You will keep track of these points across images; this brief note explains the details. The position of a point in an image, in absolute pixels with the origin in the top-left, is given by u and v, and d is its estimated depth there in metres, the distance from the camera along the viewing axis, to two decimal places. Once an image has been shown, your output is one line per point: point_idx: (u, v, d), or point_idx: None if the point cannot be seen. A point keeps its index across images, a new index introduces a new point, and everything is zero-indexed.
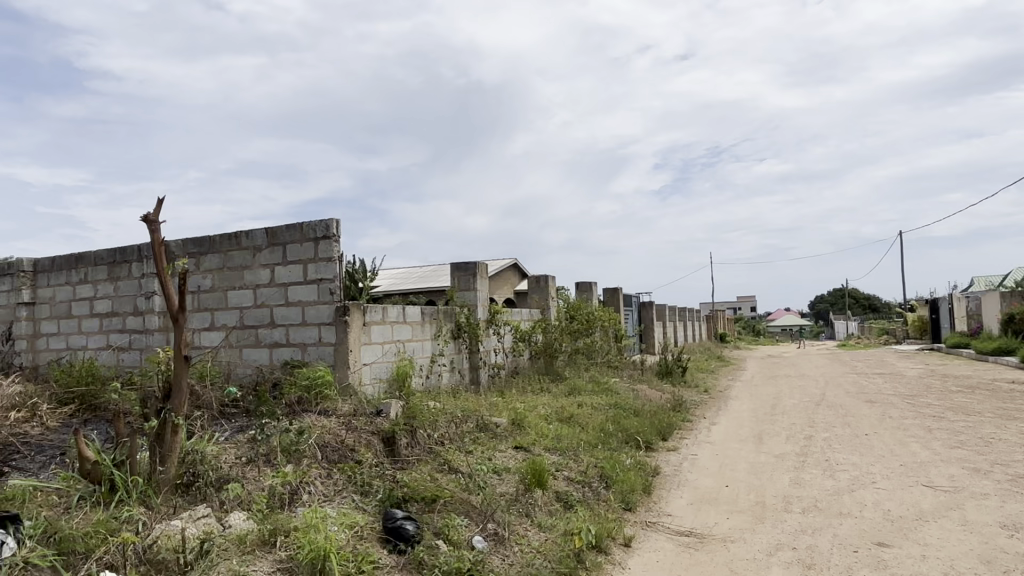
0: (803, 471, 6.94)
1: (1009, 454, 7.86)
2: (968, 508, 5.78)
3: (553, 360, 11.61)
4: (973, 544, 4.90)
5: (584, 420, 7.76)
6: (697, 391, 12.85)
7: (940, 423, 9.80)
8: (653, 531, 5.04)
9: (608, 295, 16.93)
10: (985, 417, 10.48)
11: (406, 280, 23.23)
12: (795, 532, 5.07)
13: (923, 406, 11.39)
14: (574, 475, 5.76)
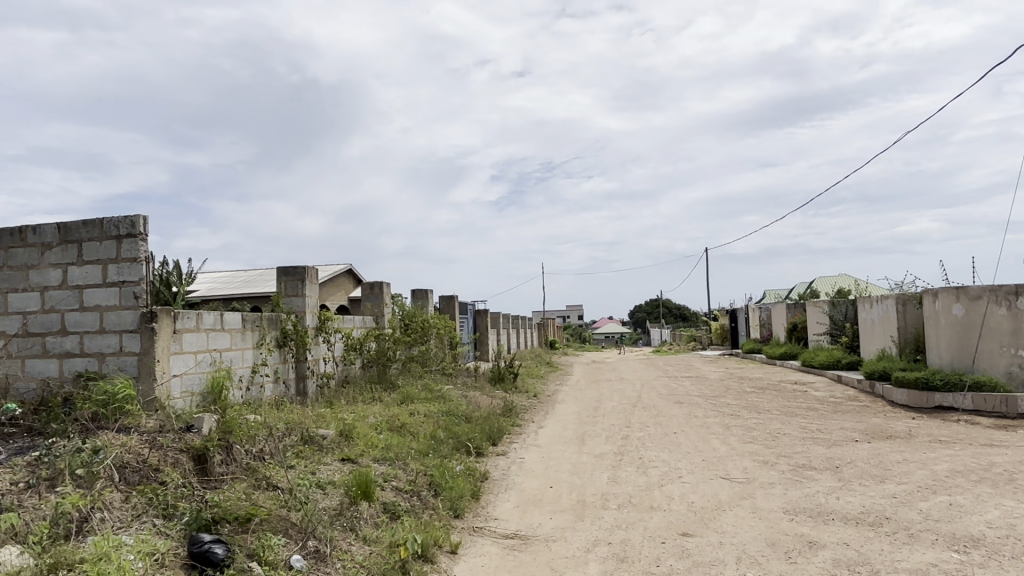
0: (619, 469, 7.38)
1: (791, 447, 8.94)
2: (757, 496, 6.48)
3: (386, 368, 11.42)
4: (761, 529, 5.49)
5: (415, 429, 7.71)
6: (526, 396, 13.27)
7: (737, 421, 10.91)
8: (480, 536, 5.11)
9: (443, 303, 16.98)
10: (772, 414, 11.84)
11: (229, 284, 21.75)
12: (611, 528, 5.37)
13: (724, 406, 12.63)
14: (402, 485, 5.67)
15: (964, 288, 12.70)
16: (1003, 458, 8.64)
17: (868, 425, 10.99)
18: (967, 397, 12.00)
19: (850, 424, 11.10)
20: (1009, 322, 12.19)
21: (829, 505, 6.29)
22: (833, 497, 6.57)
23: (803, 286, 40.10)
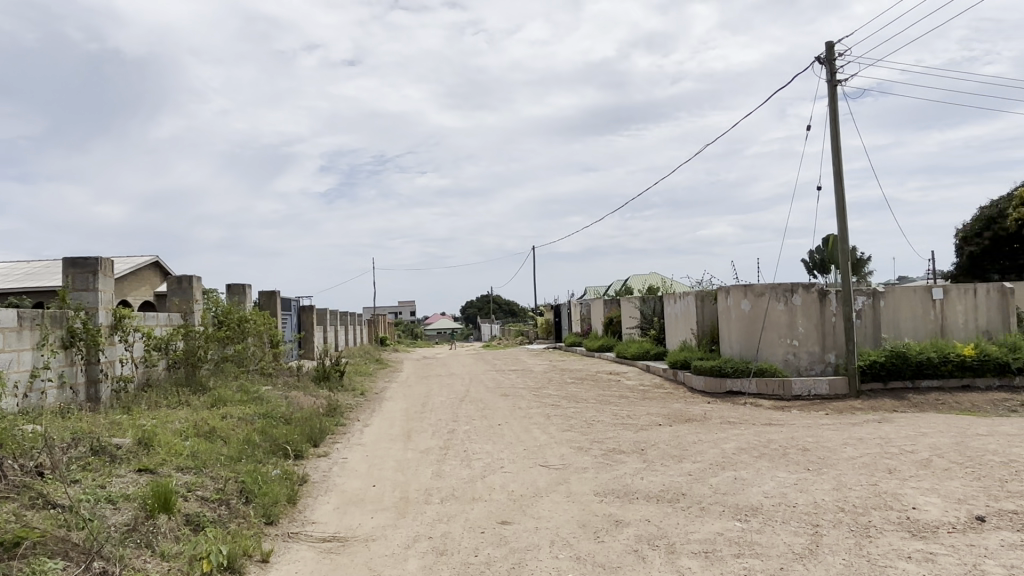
0: (443, 463, 7.45)
1: (604, 433, 9.56)
2: (572, 481, 6.85)
3: (195, 369, 10.58)
4: (573, 513, 5.81)
5: (227, 434, 7.23)
6: (352, 395, 12.96)
7: (557, 411, 11.46)
8: (294, 542, 4.91)
9: (263, 299, 16.09)
10: (589, 403, 12.57)
11: (5, 277, 18.99)
12: (432, 522, 5.41)
13: (546, 397, 13.20)
14: (209, 494, 5.30)
15: (751, 286, 14.19)
16: (779, 435, 9.89)
17: (671, 410, 12.03)
18: (753, 381, 13.70)
19: (656, 409, 12.09)
20: (786, 316, 13.99)
21: (634, 485, 6.82)
22: (638, 478, 7.12)
23: (619, 283, 43.01)
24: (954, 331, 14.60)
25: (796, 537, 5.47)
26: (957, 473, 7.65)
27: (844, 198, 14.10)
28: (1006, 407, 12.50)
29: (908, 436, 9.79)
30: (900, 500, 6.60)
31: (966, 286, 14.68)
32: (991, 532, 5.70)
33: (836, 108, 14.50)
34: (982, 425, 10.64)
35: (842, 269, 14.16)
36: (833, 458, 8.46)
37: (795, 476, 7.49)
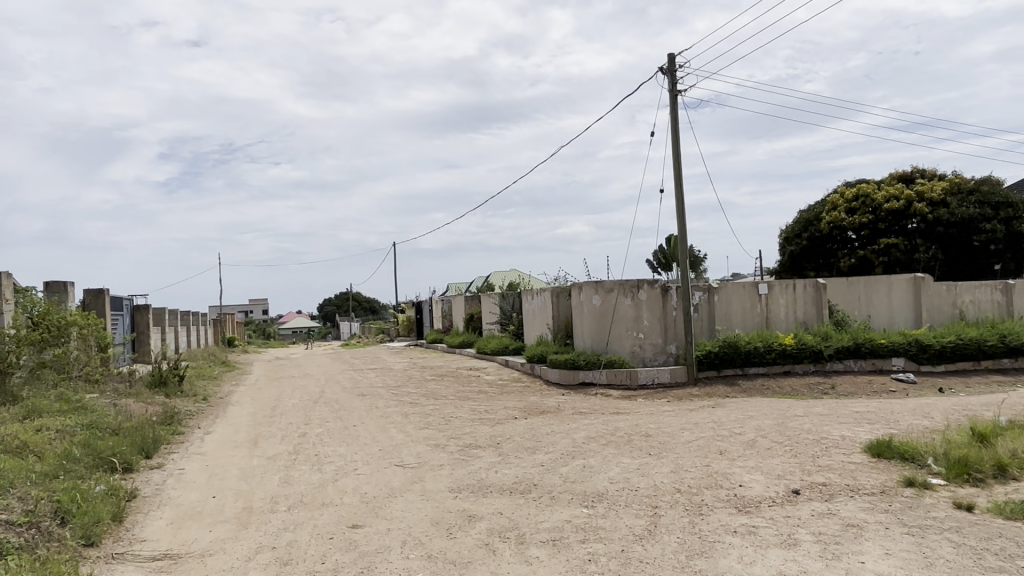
0: (292, 469, 7.14)
1: (461, 429, 9.62)
2: (427, 479, 6.83)
3: (5, 378, 9.41)
4: (426, 511, 5.79)
5: (42, 450, 6.49)
6: (194, 400, 12.11)
7: (414, 409, 11.38)
8: (119, 564, 4.51)
9: (89, 298, 14.62)
10: (447, 400, 12.61)
11: None
12: (277, 531, 5.17)
13: (404, 395, 13.06)
14: (16, 517, 4.72)
15: (601, 282, 14.83)
16: (626, 423, 10.45)
17: (527, 404, 12.34)
18: (603, 373, 14.40)
19: (513, 403, 12.35)
20: (633, 311, 14.80)
21: (489, 479, 6.92)
22: (493, 472, 7.23)
23: (480, 280, 43.46)
24: (777, 323, 16.15)
25: (637, 519, 5.79)
26: (777, 451, 8.48)
27: (683, 201, 15.17)
28: (819, 389, 14.04)
29: (737, 419, 10.72)
30: (729, 479, 7.20)
31: (787, 281, 16.27)
32: (804, 503, 6.36)
33: (677, 116, 15.55)
34: (799, 406, 11.87)
35: (682, 266, 15.20)
36: (673, 442, 9.07)
37: (638, 461, 7.96)
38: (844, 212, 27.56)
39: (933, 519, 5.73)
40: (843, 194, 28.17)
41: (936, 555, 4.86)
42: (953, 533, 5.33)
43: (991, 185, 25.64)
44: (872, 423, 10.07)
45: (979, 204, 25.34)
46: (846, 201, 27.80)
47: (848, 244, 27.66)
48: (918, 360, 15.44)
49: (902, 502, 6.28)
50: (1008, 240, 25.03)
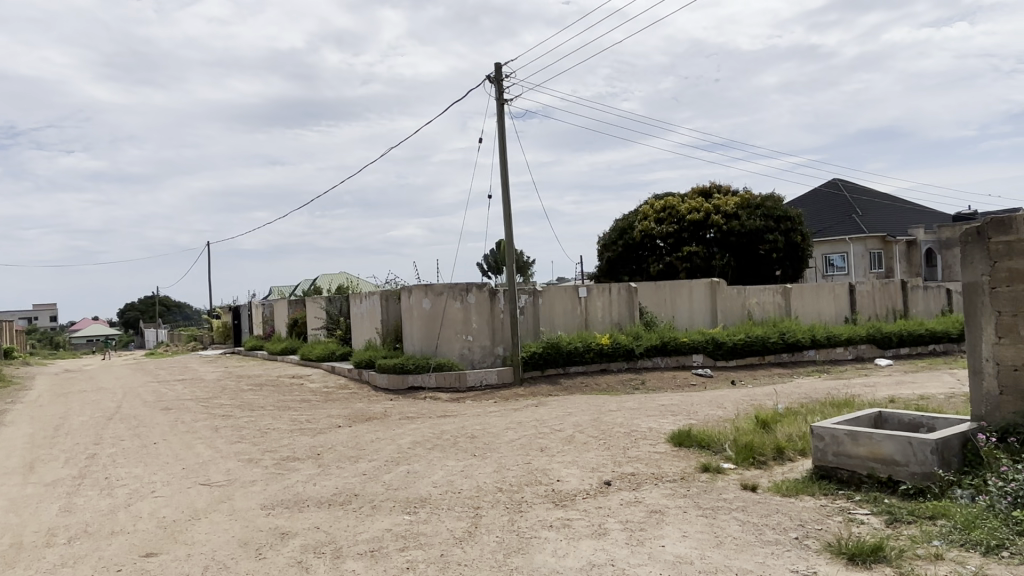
0: (76, 495, 6.33)
1: (279, 441, 9.12)
2: (236, 498, 6.36)
3: None
4: (235, 531, 5.40)
5: None
6: None
7: (227, 421, 10.60)
8: None
9: None
10: (265, 410, 11.90)
11: None
12: (51, 569, 4.54)
13: (216, 408, 12.12)
14: None
15: (430, 285, 14.80)
16: (452, 425, 10.52)
17: (352, 411, 11.99)
18: (432, 376, 14.39)
19: (337, 411, 11.93)
20: (461, 314, 14.92)
21: (306, 492, 6.59)
22: (311, 484, 6.91)
23: (306, 283, 41.59)
24: (596, 323, 17.13)
25: (457, 522, 5.81)
26: (592, 445, 8.96)
27: (510, 207, 15.62)
28: (632, 385, 15.10)
29: (558, 416, 11.19)
30: (548, 475, 7.48)
31: (604, 285, 17.32)
32: (614, 493, 6.77)
33: (504, 125, 15.98)
34: (614, 402, 12.66)
35: (509, 270, 15.62)
36: (496, 442, 9.25)
37: (462, 463, 8.02)
38: (653, 222, 29.89)
39: (723, 500, 6.35)
40: (652, 206, 30.55)
41: (725, 533, 5.37)
42: (739, 512, 5.92)
43: (773, 202, 29.18)
44: (675, 415, 11.00)
45: (764, 217, 28.73)
46: (655, 212, 30.19)
47: (656, 251, 30.00)
48: (715, 356, 17.12)
49: (699, 486, 6.89)
50: (786, 249, 28.61)
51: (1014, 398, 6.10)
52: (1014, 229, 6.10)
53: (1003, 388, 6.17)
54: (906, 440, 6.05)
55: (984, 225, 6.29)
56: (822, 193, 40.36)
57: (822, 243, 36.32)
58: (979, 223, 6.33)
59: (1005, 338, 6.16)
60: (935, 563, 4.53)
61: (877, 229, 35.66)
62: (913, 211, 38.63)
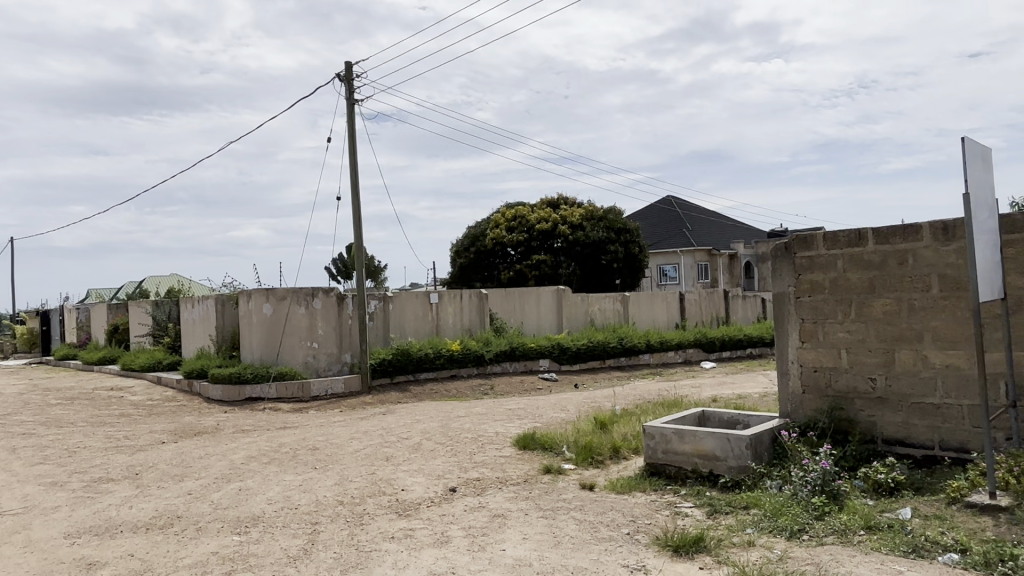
0: None
1: (90, 461, 8.19)
2: (33, 527, 5.62)
3: None
4: (30, 565, 4.76)
5: None
6: None
7: (27, 441, 9.36)
8: None
9: None
10: (76, 427, 10.66)
11: None
12: None
13: (13, 425, 10.67)
14: None
15: (272, 290, 14.04)
16: (292, 437, 10.01)
17: (180, 425, 11.06)
18: (272, 386, 13.64)
19: (163, 426, 10.94)
20: (306, 319, 14.28)
21: (120, 517, 5.96)
22: (126, 508, 6.26)
23: (132, 285, 37.92)
24: (447, 329, 17.09)
25: (293, 540, 5.52)
26: (438, 452, 8.90)
27: (360, 210, 15.22)
28: (480, 390, 15.24)
29: (404, 424, 11.01)
30: (392, 485, 7.32)
31: (454, 291, 17.36)
32: (459, 499, 6.77)
33: (353, 126, 15.57)
34: (462, 407, 12.70)
35: (357, 275, 15.20)
36: (339, 453, 8.93)
37: (301, 477, 7.64)
38: (504, 230, 30.53)
39: (563, 500, 6.55)
40: (503, 214, 31.15)
41: (563, 533, 5.53)
42: (577, 511, 6.13)
43: (614, 214, 30.83)
44: (521, 419, 11.25)
45: (606, 229, 30.26)
46: (506, 220, 30.82)
47: (506, 258, 30.63)
48: (560, 361, 17.73)
49: (540, 488, 7.05)
50: (625, 259, 30.34)
51: (814, 396, 6.85)
52: (814, 245, 6.84)
53: (805, 387, 6.92)
54: (725, 437, 6.59)
55: (791, 241, 6.99)
56: (657, 209, 43.30)
57: (657, 254, 38.91)
58: (787, 239, 7.03)
59: (807, 342, 6.90)
60: (747, 549, 4.95)
61: (704, 243, 38.82)
62: (735, 227, 42.49)
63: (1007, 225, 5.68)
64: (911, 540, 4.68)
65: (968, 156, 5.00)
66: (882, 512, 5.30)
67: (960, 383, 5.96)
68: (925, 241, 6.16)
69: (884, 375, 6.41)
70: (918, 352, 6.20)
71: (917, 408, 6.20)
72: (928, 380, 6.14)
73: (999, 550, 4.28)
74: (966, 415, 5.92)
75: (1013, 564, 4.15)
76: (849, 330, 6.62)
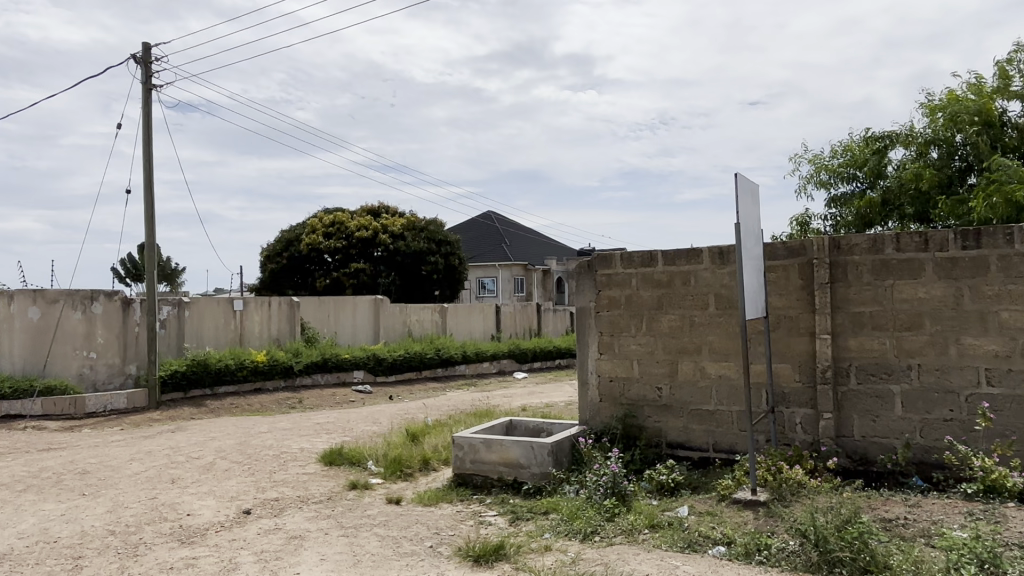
0: None
1: None
2: None
3: None
4: None
5: None
6: None
7: None
8: None
9: None
10: None
11: None
12: None
13: None
14: None
15: (41, 291, 12.28)
16: (57, 460, 8.75)
17: None
18: (37, 402, 11.84)
19: None
20: (83, 326, 12.65)
21: None
22: None
23: None
24: (251, 339, 16.01)
25: None
26: (234, 472, 8.24)
27: (154, 207, 13.82)
28: (287, 404, 14.41)
29: (196, 442, 10.08)
30: (176, 510, 6.64)
31: (262, 299, 16.34)
32: (253, 522, 6.28)
33: (150, 114, 14.13)
34: (264, 423, 11.91)
35: (149, 277, 13.76)
36: (115, 477, 7.94)
37: (64, 506, 6.68)
38: (321, 235, 29.40)
39: (366, 516, 6.34)
40: (321, 219, 30.00)
41: (363, 551, 5.35)
42: (380, 527, 5.97)
43: (435, 226, 30.90)
44: (329, 433, 10.78)
45: (426, 240, 30.25)
46: (323, 226, 29.70)
47: (322, 265, 29.49)
48: (374, 372, 17.32)
49: (344, 505, 6.77)
50: (444, 271, 30.50)
51: (609, 404, 7.30)
52: (612, 263, 7.31)
53: (602, 396, 7.35)
54: (529, 445, 6.79)
55: (593, 259, 7.42)
56: (477, 223, 44.19)
57: (476, 267, 39.63)
58: (589, 257, 7.44)
59: (604, 353, 7.34)
60: (544, 554, 5.11)
61: (521, 258, 40.25)
62: (550, 245, 44.53)
63: (769, 252, 6.48)
64: (687, 536, 5.12)
65: (739, 190, 5.63)
66: (663, 511, 5.75)
67: (730, 391, 6.67)
68: (705, 264, 6.83)
69: (669, 384, 6.99)
70: (696, 363, 6.85)
71: (695, 414, 6.83)
72: (705, 388, 6.80)
73: (756, 541, 4.82)
74: (735, 420, 6.63)
75: (767, 552, 4.69)
76: (640, 342, 7.15)
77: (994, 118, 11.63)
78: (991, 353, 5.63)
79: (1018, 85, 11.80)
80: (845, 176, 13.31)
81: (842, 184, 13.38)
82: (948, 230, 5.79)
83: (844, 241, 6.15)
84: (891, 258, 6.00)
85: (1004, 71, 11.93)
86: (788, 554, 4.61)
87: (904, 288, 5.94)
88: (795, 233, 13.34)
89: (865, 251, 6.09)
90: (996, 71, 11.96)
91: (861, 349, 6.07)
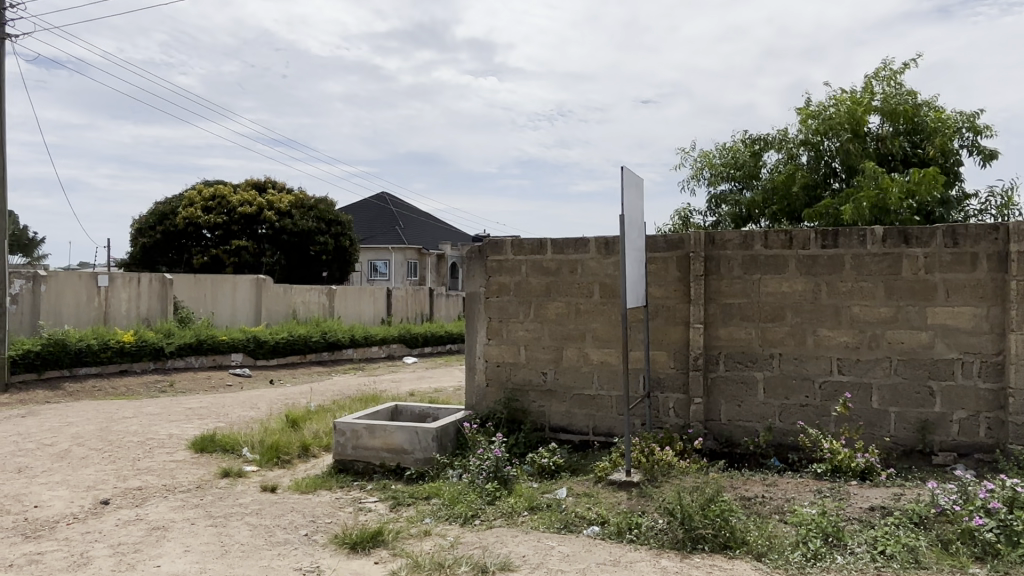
0: None
1: None
2: None
3: None
4: None
5: None
6: None
7: None
8: None
9: None
10: None
11: None
12: None
13: None
14: None
15: None
16: None
17: None
18: None
19: None
20: None
21: None
22: None
23: None
24: (116, 318, 14.86)
25: None
26: (92, 459, 7.64)
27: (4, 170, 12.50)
28: (156, 388, 13.52)
29: (50, 428, 9.26)
30: (20, 502, 6.06)
31: (130, 275, 15.22)
32: (110, 513, 5.85)
33: None
34: (130, 407, 11.12)
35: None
36: None
37: None
38: (200, 209, 27.73)
39: (238, 505, 6.06)
40: (200, 192, 28.28)
41: (232, 541, 5.11)
42: (252, 516, 5.72)
43: (325, 205, 29.90)
44: (202, 419, 10.22)
45: (316, 219, 29.26)
46: (203, 199, 28.03)
47: (201, 241, 27.87)
48: (254, 355, 16.56)
49: (215, 494, 6.44)
50: (334, 252, 29.61)
51: (495, 389, 7.36)
52: (503, 249, 7.34)
53: (488, 380, 7.40)
54: (413, 430, 6.72)
55: (484, 244, 7.41)
56: (371, 204, 43.16)
57: (367, 250, 38.75)
58: (481, 242, 7.42)
59: (492, 339, 7.38)
60: (422, 539, 5.09)
61: (415, 242, 39.73)
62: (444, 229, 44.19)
63: (650, 244, 6.72)
64: (564, 517, 5.25)
65: (625, 183, 5.79)
66: (543, 493, 5.88)
67: (610, 376, 6.89)
68: (591, 253, 7.00)
69: (553, 369, 7.13)
70: (580, 349, 7.02)
71: (578, 398, 7.01)
72: (587, 374, 6.99)
73: (628, 520, 5.01)
74: (613, 404, 6.87)
75: (637, 531, 4.89)
76: (528, 328, 7.24)
77: (863, 128, 12.51)
78: (843, 344, 6.13)
79: (879, 100, 12.85)
80: (725, 175, 14.03)
81: (723, 183, 14.09)
82: (811, 230, 6.23)
83: (718, 237, 6.48)
84: (759, 253, 6.39)
85: (870, 86, 12.97)
86: (656, 533, 4.82)
87: (769, 282, 6.35)
88: (678, 226, 13.92)
89: (737, 246, 6.45)
90: (863, 87, 12.97)
91: (730, 338, 6.45)
